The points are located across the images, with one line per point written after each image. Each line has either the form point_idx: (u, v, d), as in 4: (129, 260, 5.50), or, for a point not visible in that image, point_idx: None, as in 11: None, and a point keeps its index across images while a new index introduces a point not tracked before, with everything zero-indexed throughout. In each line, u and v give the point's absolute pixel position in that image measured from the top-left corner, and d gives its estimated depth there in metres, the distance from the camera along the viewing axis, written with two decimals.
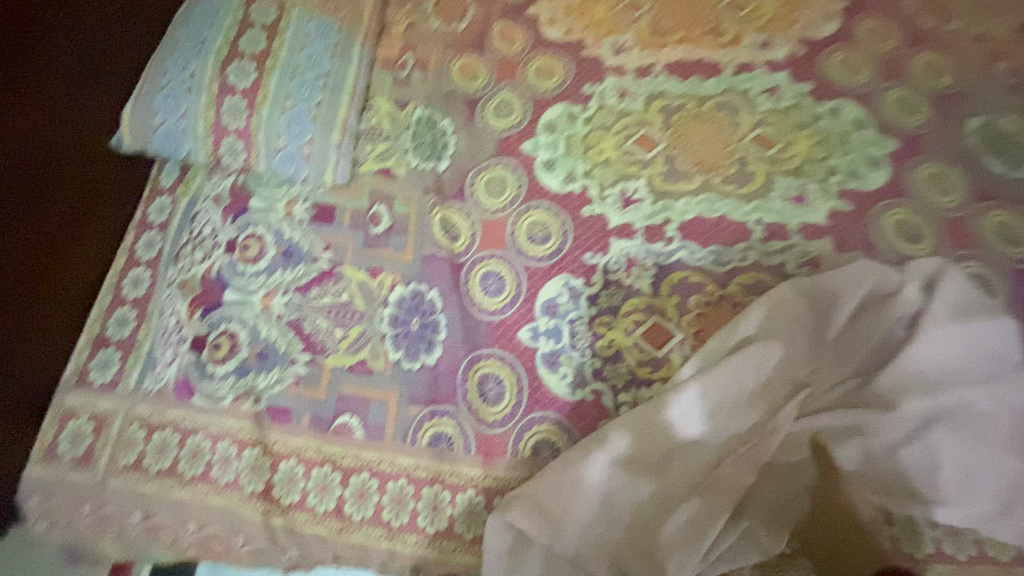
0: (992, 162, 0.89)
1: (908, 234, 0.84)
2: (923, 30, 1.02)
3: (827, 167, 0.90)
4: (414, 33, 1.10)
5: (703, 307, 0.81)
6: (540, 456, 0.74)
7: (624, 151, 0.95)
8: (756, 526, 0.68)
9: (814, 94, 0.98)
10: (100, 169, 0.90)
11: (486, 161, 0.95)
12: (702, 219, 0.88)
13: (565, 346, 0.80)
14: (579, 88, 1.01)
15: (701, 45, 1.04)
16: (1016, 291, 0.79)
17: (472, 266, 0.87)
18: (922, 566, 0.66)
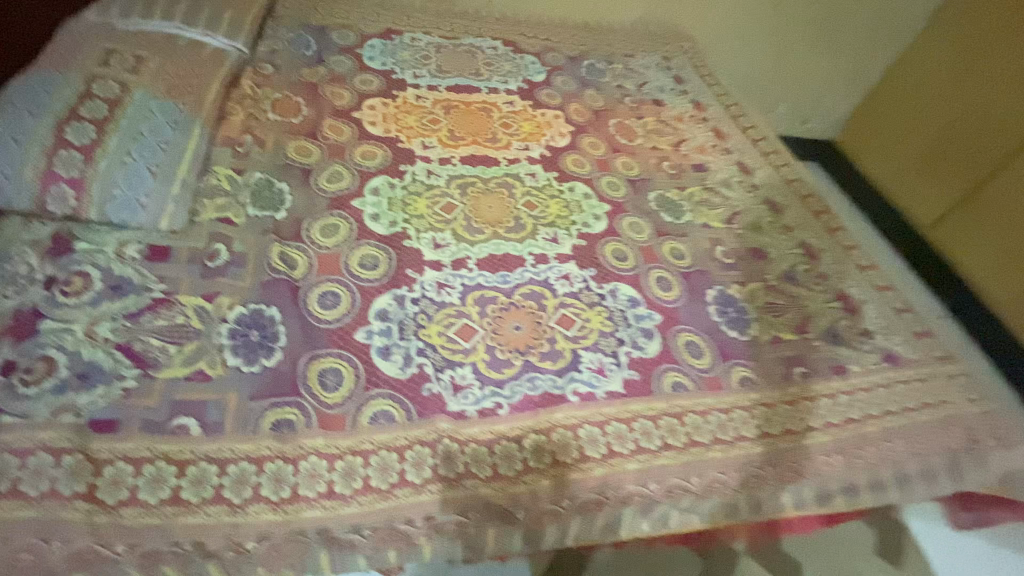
0: (662, 216, 1.42)
1: (620, 256, 1.28)
2: (618, 145, 1.62)
3: (570, 221, 1.33)
4: (255, 123, 1.33)
5: (499, 310, 1.08)
6: (375, 423, 0.86)
7: (433, 210, 1.24)
8: (543, 443, 0.90)
9: (559, 178, 1.45)
10: None
11: (319, 213, 1.17)
12: (493, 256, 1.19)
13: (394, 340, 0.98)
14: (396, 166, 1.32)
15: (485, 146, 1.46)
16: (684, 283, 1.25)
17: (310, 288, 1.03)
18: (655, 455, 0.94)
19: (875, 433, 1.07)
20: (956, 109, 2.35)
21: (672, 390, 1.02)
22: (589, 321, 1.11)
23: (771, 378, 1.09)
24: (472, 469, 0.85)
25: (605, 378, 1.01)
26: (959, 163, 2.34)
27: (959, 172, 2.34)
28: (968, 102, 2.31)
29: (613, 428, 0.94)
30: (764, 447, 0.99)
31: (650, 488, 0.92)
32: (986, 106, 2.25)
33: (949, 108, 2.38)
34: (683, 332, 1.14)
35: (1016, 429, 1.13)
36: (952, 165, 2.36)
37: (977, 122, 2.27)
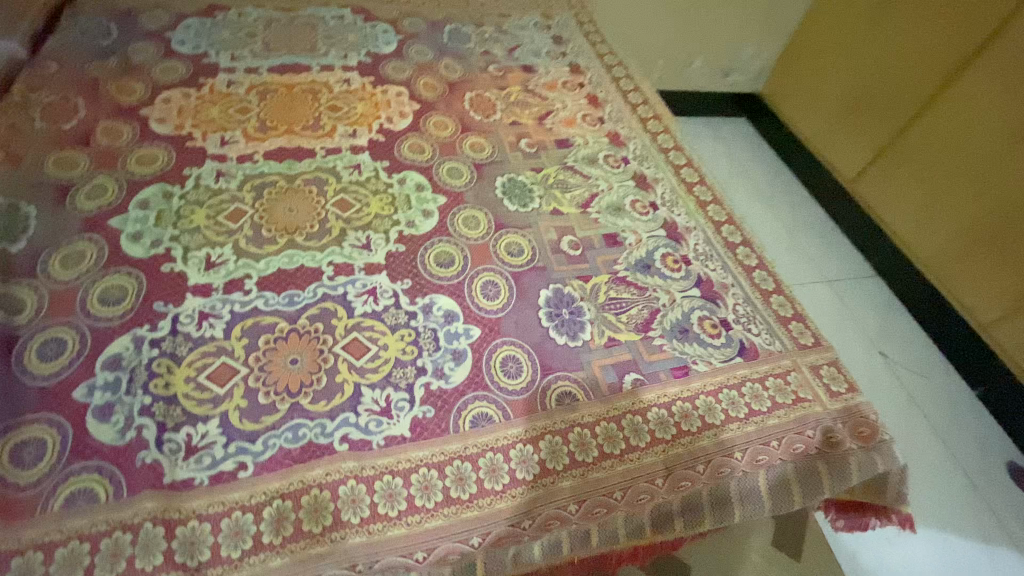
0: (505, 205, 1.24)
1: (444, 261, 1.10)
2: (469, 123, 1.42)
3: (392, 222, 1.14)
4: (3, 129, 1.12)
5: (273, 343, 0.91)
6: (71, 506, 0.71)
7: (214, 221, 1.06)
8: (286, 511, 0.75)
9: (388, 168, 1.25)
10: None
11: (66, 238, 0.98)
12: (282, 271, 1.02)
13: (120, 397, 0.81)
14: (179, 171, 1.13)
15: (301, 137, 1.27)
16: (514, 285, 1.09)
17: (30, 338, 0.85)
18: (428, 515, 0.78)
19: (713, 446, 0.94)
20: (869, 55, 2.19)
21: (470, 428, 0.88)
22: (385, 350, 0.95)
23: (594, 392, 0.96)
24: (179, 556, 0.70)
25: (387, 421, 0.86)
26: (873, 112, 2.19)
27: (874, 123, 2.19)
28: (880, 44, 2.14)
29: (383, 484, 0.79)
30: (572, 480, 0.86)
31: (416, 558, 0.75)
32: (894, 47, 2.09)
33: (862, 53, 2.22)
34: (503, 346, 0.99)
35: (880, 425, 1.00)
36: (867, 115, 2.22)
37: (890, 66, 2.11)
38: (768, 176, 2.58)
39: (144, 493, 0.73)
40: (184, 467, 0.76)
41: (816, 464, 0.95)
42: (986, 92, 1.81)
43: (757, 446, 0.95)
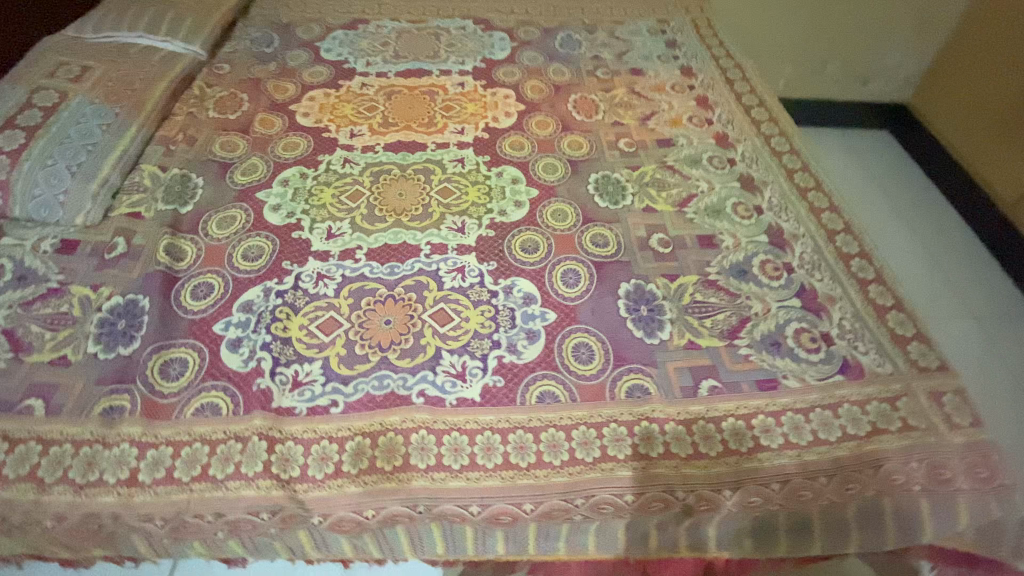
0: (596, 201, 1.26)
1: (530, 248, 1.15)
2: (570, 123, 1.47)
3: (486, 209, 1.22)
4: (192, 121, 1.39)
5: (371, 305, 1.02)
6: (198, 413, 0.87)
7: (336, 199, 1.21)
8: (365, 447, 0.84)
9: (489, 162, 1.34)
10: None
11: (224, 205, 1.20)
12: (387, 246, 1.13)
13: (247, 333, 0.97)
14: (313, 157, 1.31)
15: (416, 132, 1.40)
16: (595, 276, 1.10)
17: (187, 281, 1.06)
18: (486, 473, 0.83)
19: (800, 466, 0.85)
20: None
21: (537, 402, 0.90)
22: (466, 322, 1.01)
23: (666, 389, 0.93)
24: (274, 468, 0.81)
25: (460, 384, 0.92)
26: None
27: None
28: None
29: (449, 440, 0.85)
30: (632, 471, 0.84)
31: (470, 510, 0.81)
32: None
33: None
34: (577, 333, 1.01)
35: (1002, 469, 0.88)
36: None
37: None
38: (913, 193, 2.25)
39: (253, 412, 0.87)
40: (285, 397, 0.88)
41: (916, 501, 0.85)
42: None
43: (851, 471, 0.85)
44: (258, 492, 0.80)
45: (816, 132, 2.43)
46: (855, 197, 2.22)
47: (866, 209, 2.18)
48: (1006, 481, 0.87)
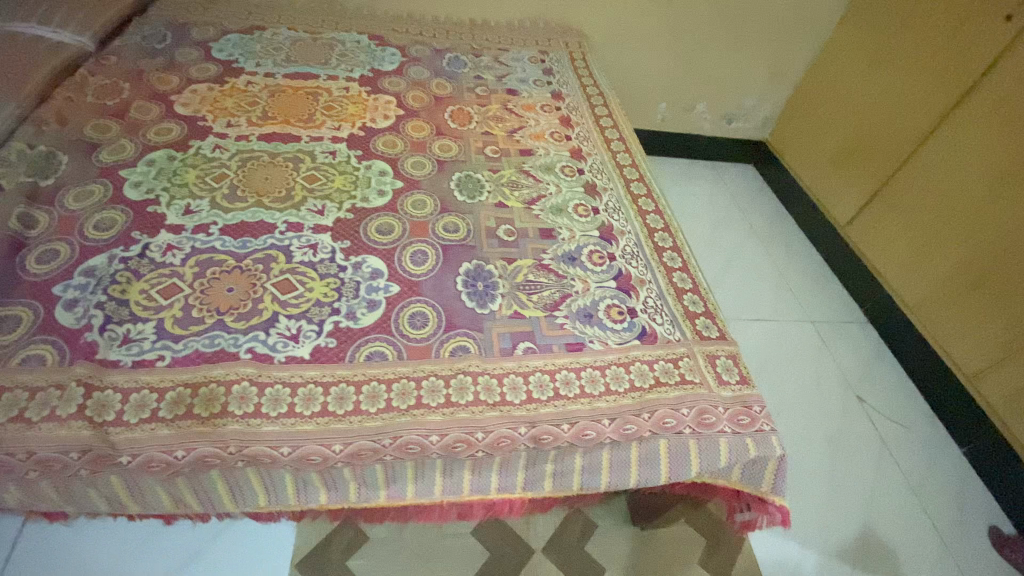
0: (455, 195, 1.37)
1: (385, 231, 1.24)
2: (444, 129, 1.61)
3: (350, 195, 1.32)
4: (68, 102, 1.36)
5: (217, 273, 1.08)
6: (24, 366, 0.86)
7: (200, 180, 1.27)
8: (185, 396, 0.88)
9: (360, 157, 1.44)
10: None
11: (86, 180, 1.21)
12: (244, 223, 1.20)
13: (88, 295, 0.99)
14: (185, 142, 1.37)
15: (292, 126, 1.49)
16: (443, 255, 1.21)
17: (34, 246, 1.05)
18: (301, 419, 0.89)
19: (589, 410, 0.99)
20: (849, 114, 2.30)
21: (364, 359, 0.99)
22: (310, 292, 1.09)
23: (486, 348, 1.05)
24: (87, 413, 0.83)
25: (293, 343, 0.99)
26: (859, 164, 2.24)
27: (862, 174, 2.23)
28: (857, 107, 2.27)
29: (272, 391, 0.91)
30: (442, 416, 0.93)
31: (280, 452, 0.86)
32: (869, 109, 2.20)
33: (843, 114, 2.33)
34: (416, 303, 1.10)
35: (764, 417, 1.02)
36: (854, 168, 2.27)
37: (866, 126, 2.21)
38: (764, 221, 2.62)
39: (78, 363, 0.88)
40: (118, 352, 0.91)
41: (688, 443, 0.98)
42: (952, 148, 1.88)
43: (631, 413, 0.98)
44: (62, 434, 0.81)
45: (664, 163, 2.81)
46: (686, 211, 2.55)
47: (693, 221, 2.51)
48: (765, 427, 1.00)
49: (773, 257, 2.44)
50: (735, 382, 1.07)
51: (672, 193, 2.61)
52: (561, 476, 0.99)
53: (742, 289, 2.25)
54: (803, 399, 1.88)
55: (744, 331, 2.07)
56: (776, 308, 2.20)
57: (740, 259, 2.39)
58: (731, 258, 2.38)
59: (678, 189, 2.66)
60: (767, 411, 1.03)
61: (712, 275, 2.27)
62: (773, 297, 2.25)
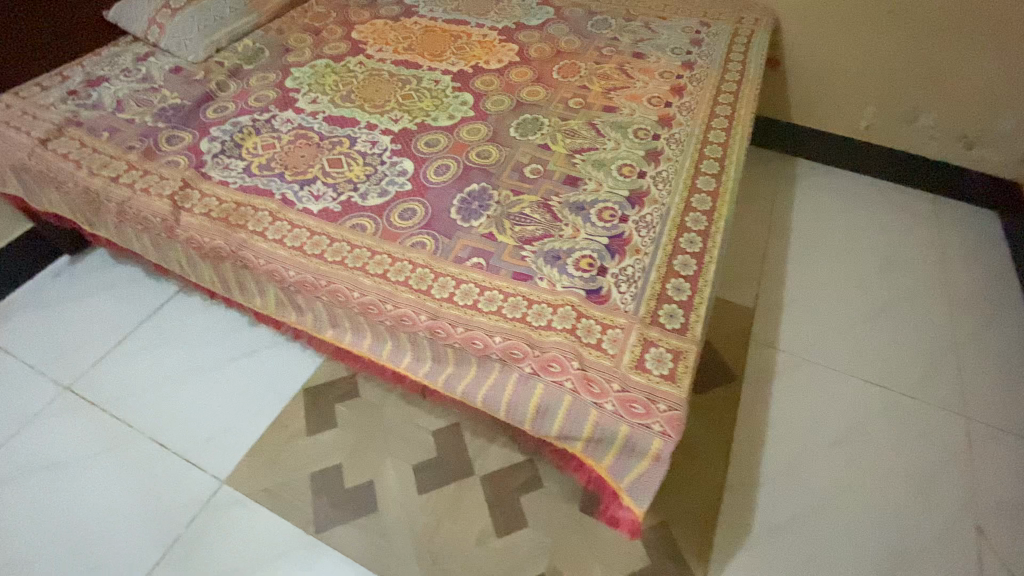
0: (509, 132, 1.46)
1: (432, 144, 1.42)
2: (544, 78, 1.68)
3: (425, 113, 1.53)
4: (290, 21, 1.93)
5: (303, 143, 1.42)
6: (168, 164, 1.34)
7: (334, 83, 1.65)
8: (229, 207, 1.23)
9: (455, 88, 1.64)
10: (99, 28, 1.80)
11: (269, 71, 1.71)
12: (341, 116, 1.52)
13: (224, 136, 1.44)
14: (343, 57, 1.77)
15: (422, 58, 1.77)
16: (460, 173, 1.33)
17: (218, 104, 1.57)
18: (281, 246, 1.16)
19: (491, 325, 1.01)
20: None
21: (348, 227, 1.20)
22: (349, 172, 1.34)
23: (441, 251, 1.15)
24: (176, 198, 1.25)
25: (311, 200, 1.26)
26: None
27: None
28: None
29: (277, 223, 1.20)
30: (371, 283, 1.09)
31: (256, 262, 1.15)
32: None
33: None
34: (414, 202, 1.26)
35: (662, 417, 0.88)
36: None
37: None
38: (976, 282, 1.91)
39: (190, 171, 1.32)
40: (213, 171, 1.32)
41: (562, 395, 0.93)
42: None
43: (524, 342, 0.97)
44: (159, 205, 1.24)
45: (861, 181, 2.26)
46: (846, 235, 2.06)
47: (849, 249, 2.01)
48: (656, 427, 0.87)
49: (958, 325, 1.79)
50: (657, 372, 0.93)
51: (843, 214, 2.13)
52: (454, 376, 1.06)
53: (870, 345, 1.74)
54: (868, 486, 1.44)
55: (838, 387, 1.64)
56: (913, 382, 1.65)
57: (900, 311, 1.83)
58: (882, 305, 1.84)
59: (855, 212, 2.15)
60: (672, 414, 0.88)
61: (835, 313, 1.82)
62: (917, 367, 1.68)
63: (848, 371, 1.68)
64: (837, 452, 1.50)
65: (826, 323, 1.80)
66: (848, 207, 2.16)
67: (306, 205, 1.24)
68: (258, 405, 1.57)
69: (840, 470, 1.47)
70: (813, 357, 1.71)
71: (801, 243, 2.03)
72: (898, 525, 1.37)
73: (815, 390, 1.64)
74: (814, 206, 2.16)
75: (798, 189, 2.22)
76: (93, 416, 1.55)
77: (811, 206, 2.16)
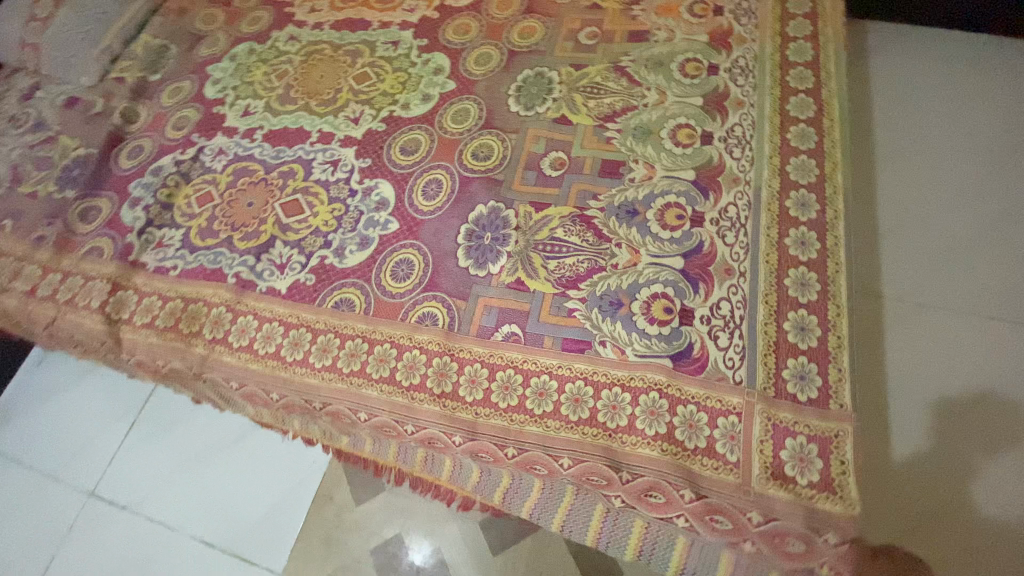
0: (506, 106, 1.07)
1: (409, 149, 1.05)
2: (536, 4, 1.21)
3: (391, 99, 1.13)
4: None
5: (246, 184, 1.08)
6: (88, 256, 1.04)
7: (266, 78, 1.24)
8: (176, 309, 0.95)
9: (422, 48, 1.21)
10: None
11: (181, 77, 1.30)
12: (285, 129, 1.15)
13: (146, 194, 1.10)
14: (267, 34, 1.33)
15: (368, 9, 1.31)
16: (456, 191, 0.98)
17: (130, 142, 1.21)
18: (255, 357, 0.90)
19: (556, 432, 0.75)
20: None
21: (331, 307, 0.90)
22: (314, 217, 1.01)
23: (459, 323, 0.84)
24: (109, 309, 0.97)
25: (276, 274, 0.96)
26: None
27: None
28: None
29: (241, 319, 0.92)
30: (379, 393, 0.82)
31: (230, 385, 0.90)
32: None
33: None
34: (407, 248, 0.93)
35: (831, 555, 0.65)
36: None
37: None
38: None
39: (114, 263, 1.01)
40: (146, 256, 1.02)
41: (677, 532, 0.72)
42: None
43: (604, 466, 0.72)
44: (92, 322, 0.96)
45: None
46: (962, 82, 1.31)
47: (972, 104, 1.28)
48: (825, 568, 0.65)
49: None
50: (805, 484, 0.66)
51: (966, 40, 1.35)
52: (514, 493, 0.82)
53: None
54: None
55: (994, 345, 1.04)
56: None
57: None
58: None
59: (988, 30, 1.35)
60: (844, 549, 0.64)
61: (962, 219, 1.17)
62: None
63: (1000, 312, 1.06)
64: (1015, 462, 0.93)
65: (954, 237, 1.15)
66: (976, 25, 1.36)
67: (270, 285, 0.95)
68: (295, 475, 1.32)
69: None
70: (939, 301, 1.09)
71: (897, 112, 1.30)
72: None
73: (951, 356, 1.04)
74: (901, 42, 1.38)
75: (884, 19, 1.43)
76: (131, 522, 1.32)
77: (898, 43, 1.39)
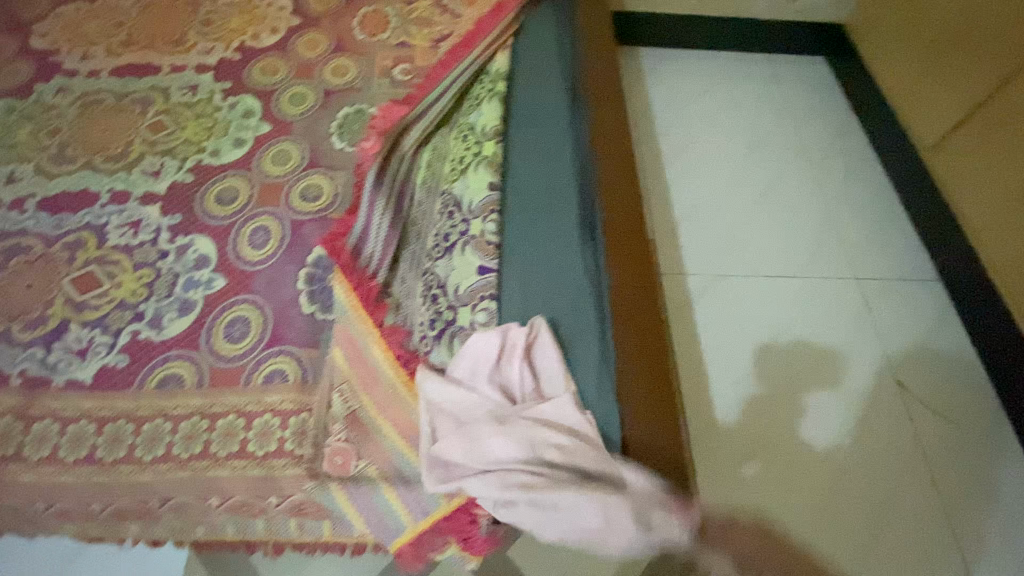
0: (329, 144, 1.05)
1: (226, 199, 0.97)
2: (345, 43, 1.22)
3: (197, 148, 1.04)
4: None
5: (17, 264, 0.90)
6: None
7: (28, 136, 1.05)
8: None
9: (226, 92, 1.13)
10: None
11: None
12: (62, 193, 0.98)
13: None
14: (23, 85, 1.13)
15: (155, 52, 1.19)
16: (288, 236, 0.93)
17: None
18: (62, 468, 0.75)
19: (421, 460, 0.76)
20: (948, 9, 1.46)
21: (156, 387, 0.79)
22: (115, 288, 0.88)
23: (311, 374, 0.80)
24: None
25: (76, 362, 0.81)
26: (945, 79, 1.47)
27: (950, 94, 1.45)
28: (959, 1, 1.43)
29: (39, 425, 0.78)
30: (230, 471, 0.74)
31: (33, 506, 0.75)
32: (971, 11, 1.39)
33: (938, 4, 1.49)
34: (240, 305, 0.86)
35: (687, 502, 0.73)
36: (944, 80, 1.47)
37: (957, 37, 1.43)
38: (834, 124, 1.84)
39: None
40: None
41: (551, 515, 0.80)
42: None
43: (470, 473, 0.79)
44: None
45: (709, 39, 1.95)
46: (705, 114, 1.83)
47: (713, 130, 1.80)
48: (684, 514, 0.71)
49: (842, 175, 1.73)
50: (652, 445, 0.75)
51: (701, 84, 1.89)
52: (381, 520, 0.76)
53: (766, 229, 1.61)
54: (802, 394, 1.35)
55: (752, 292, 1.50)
56: (809, 262, 1.56)
57: (778, 185, 1.69)
58: (766, 182, 1.70)
59: (712, 78, 1.91)
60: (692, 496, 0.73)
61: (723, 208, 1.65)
62: (811, 247, 1.58)
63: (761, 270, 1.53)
64: (776, 363, 1.39)
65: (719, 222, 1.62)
66: (705, 74, 1.92)
67: (71, 376, 0.80)
68: None
69: (786, 382, 1.37)
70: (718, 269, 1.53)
71: (670, 138, 1.77)
72: (844, 431, 1.31)
73: (732, 308, 1.47)
74: (669, 91, 1.87)
75: (650, 70, 1.91)
76: None
77: (661, 88, 1.88)
